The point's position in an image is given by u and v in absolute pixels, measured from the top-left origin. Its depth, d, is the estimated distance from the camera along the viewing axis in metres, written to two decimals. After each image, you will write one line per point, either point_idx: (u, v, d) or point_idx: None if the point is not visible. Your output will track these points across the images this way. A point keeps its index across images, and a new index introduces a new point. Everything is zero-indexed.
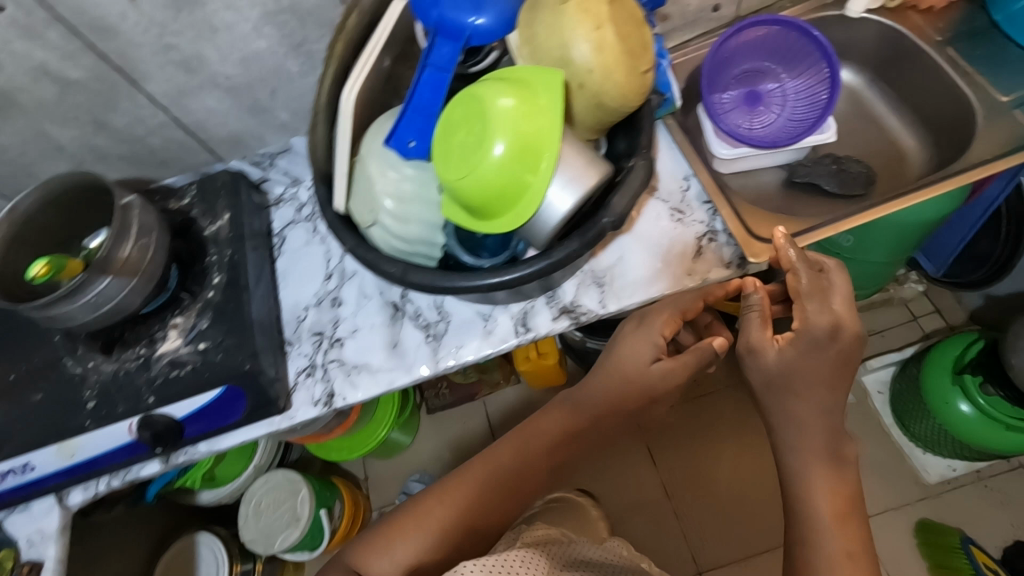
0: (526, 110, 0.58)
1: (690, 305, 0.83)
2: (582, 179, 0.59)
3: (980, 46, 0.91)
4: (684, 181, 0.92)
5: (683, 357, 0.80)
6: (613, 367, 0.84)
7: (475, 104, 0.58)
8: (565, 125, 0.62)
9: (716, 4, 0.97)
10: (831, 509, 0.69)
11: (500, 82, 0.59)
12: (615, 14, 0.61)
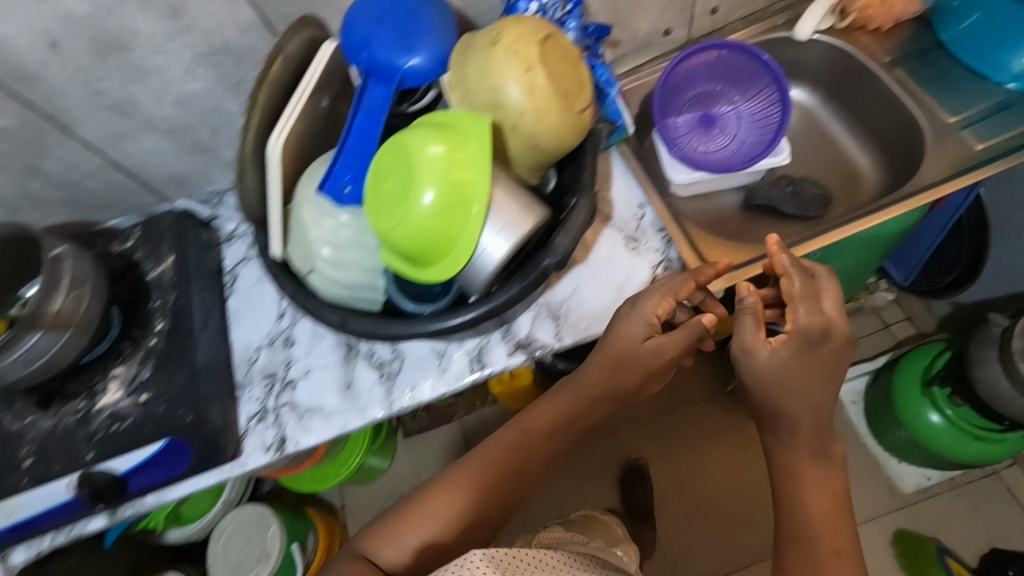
0: (455, 156, 0.56)
1: (681, 288, 0.75)
2: (517, 224, 0.58)
3: (928, 66, 0.92)
4: (639, 209, 0.91)
5: (676, 338, 0.71)
6: (611, 349, 0.75)
7: (404, 151, 0.57)
8: (500, 168, 0.61)
9: (666, 29, 0.96)
10: (824, 508, 0.63)
11: (429, 127, 0.57)
12: (547, 54, 0.60)
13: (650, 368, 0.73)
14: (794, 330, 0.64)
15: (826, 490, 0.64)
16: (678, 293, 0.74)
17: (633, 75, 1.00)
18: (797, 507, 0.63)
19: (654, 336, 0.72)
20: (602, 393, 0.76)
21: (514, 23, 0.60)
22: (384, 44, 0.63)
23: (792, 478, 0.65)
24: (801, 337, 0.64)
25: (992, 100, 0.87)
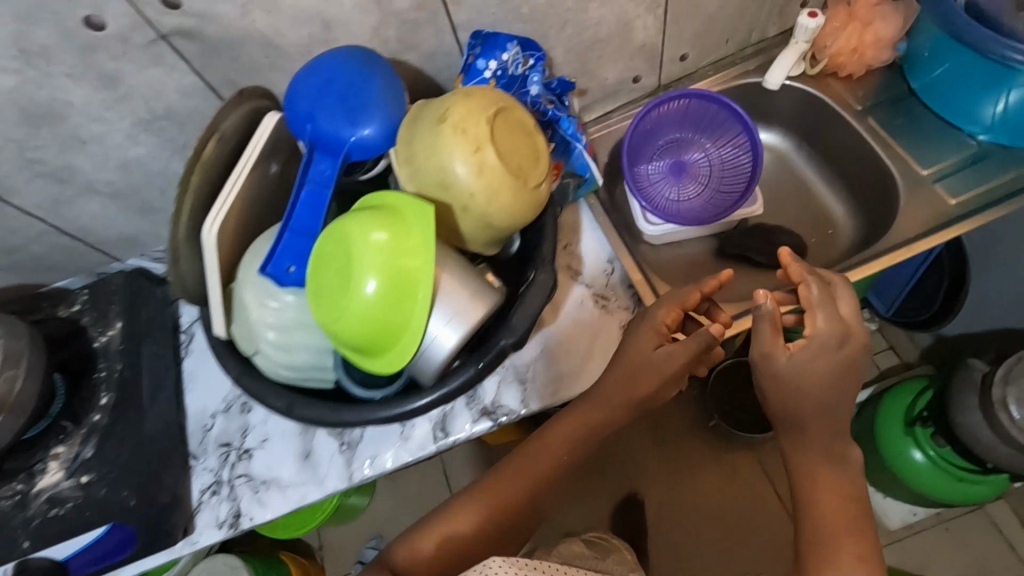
0: (399, 241, 0.53)
1: (691, 295, 0.73)
2: (467, 312, 0.55)
3: (900, 114, 0.90)
4: (609, 265, 0.89)
5: (687, 346, 0.70)
6: (629, 357, 0.73)
7: (344, 238, 0.54)
8: (450, 248, 0.58)
9: (636, 76, 0.94)
10: (844, 528, 0.55)
11: (371, 212, 0.54)
12: (499, 130, 0.57)
13: (666, 379, 0.72)
14: (814, 336, 0.60)
15: (847, 507, 0.56)
16: (686, 303, 0.74)
17: (604, 122, 0.98)
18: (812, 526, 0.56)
19: (664, 344, 0.71)
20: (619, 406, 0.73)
21: (463, 96, 0.57)
22: (328, 117, 0.60)
23: (806, 491, 0.59)
24: (820, 344, 0.59)
25: (964, 152, 0.85)
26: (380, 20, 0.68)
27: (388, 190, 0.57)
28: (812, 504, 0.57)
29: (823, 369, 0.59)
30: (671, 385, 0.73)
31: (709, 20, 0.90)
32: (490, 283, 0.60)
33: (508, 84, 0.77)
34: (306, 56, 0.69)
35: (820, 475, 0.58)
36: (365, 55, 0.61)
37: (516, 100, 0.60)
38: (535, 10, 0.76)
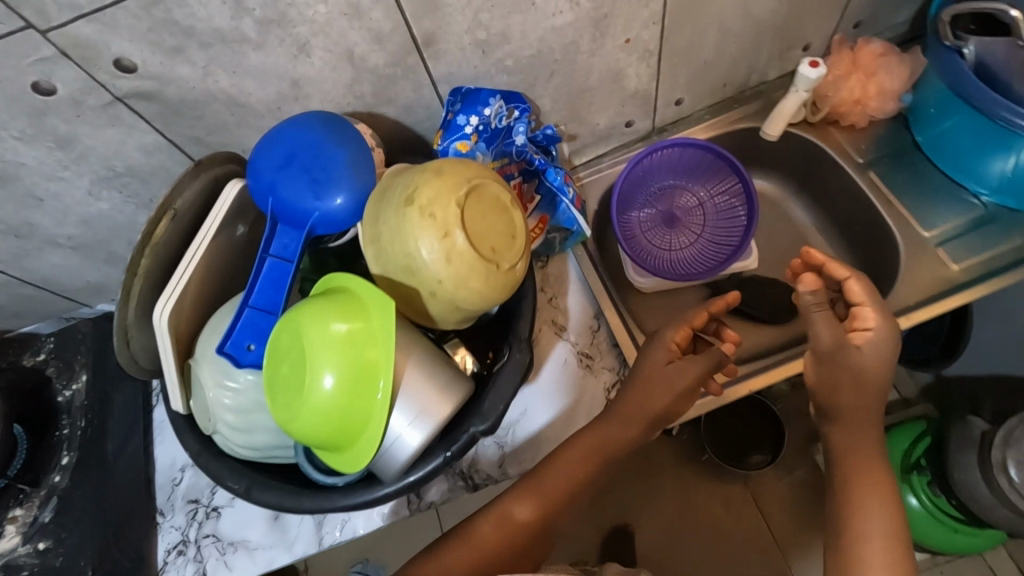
0: (360, 329, 0.51)
1: (697, 315, 0.75)
2: (431, 410, 0.52)
3: (903, 169, 0.86)
4: (595, 320, 0.85)
5: (700, 362, 0.72)
6: (648, 370, 0.73)
7: (298, 330, 0.50)
8: (414, 338, 0.54)
9: (628, 121, 0.90)
10: (883, 526, 0.57)
11: (327, 302, 0.51)
12: (470, 210, 0.53)
13: (679, 395, 0.71)
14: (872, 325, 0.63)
15: (888, 506, 0.58)
16: (693, 322, 0.75)
17: (595, 167, 0.94)
18: (851, 527, 0.58)
19: (676, 359, 0.72)
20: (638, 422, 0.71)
21: (433, 174, 0.53)
22: (291, 187, 0.56)
23: (844, 490, 0.60)
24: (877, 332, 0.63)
25: (968, 214, 0.82)
26: (354, 77, 0.65)
27: (346, 275, 0.54)
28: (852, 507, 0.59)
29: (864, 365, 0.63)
30: (685, 404, 0.73)
31: (706, 67, 0.86)
32: (463, 371, 0.61)
33: (491, 139, 0.74)
34: (276, 113, 0.65)
35: (858, 478, 0.60)
36: (331, 121, 0.57)
37: (491, 173, 0.57)
38: (520, 63, 0.72)
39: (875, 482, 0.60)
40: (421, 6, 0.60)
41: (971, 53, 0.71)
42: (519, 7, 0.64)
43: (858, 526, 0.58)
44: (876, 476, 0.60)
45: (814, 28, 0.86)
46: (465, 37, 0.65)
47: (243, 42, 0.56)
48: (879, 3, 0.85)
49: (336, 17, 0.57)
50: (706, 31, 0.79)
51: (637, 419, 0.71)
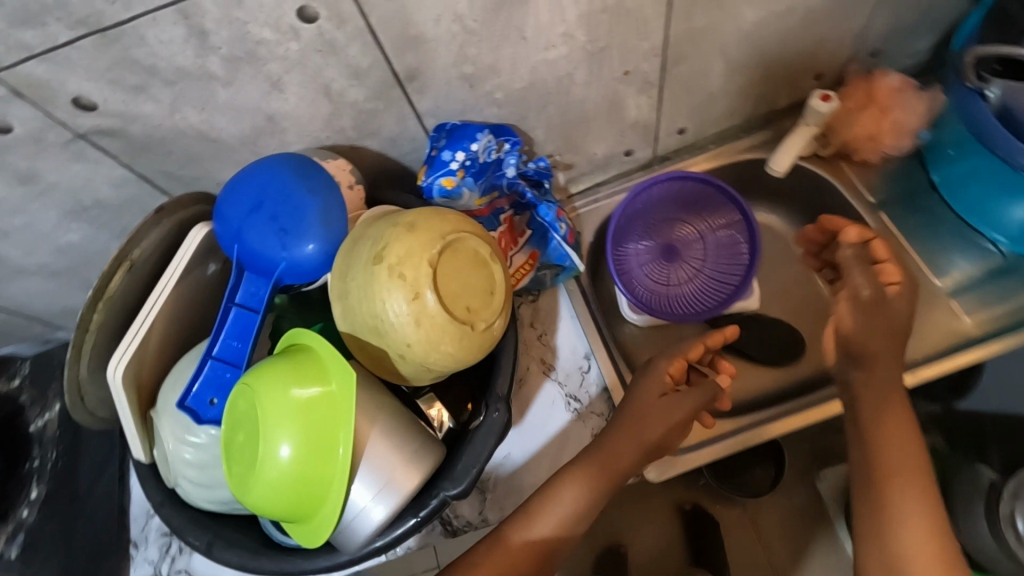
0: (321, 393, 0.47)
1: (693, 348, 0.72)
2: (396, 483, 0.49)
3: (916, 210, 0.82)
4: (586, 360, 0.82)
5: (694, 398, 0.69)
6: (642, 406, 0.68)
7: (252, 396, 0.47)
8: (381, 404, 0.52)
9: (628, 149, 0.86)
10: (910, 470, 0.59)
11: (285, 365, 0.48)
12: (443, 269, 0.50)
13: (669, 434, 0.68)
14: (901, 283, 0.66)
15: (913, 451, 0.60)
16: (689, 354, 0.72)
17: (592, 197, 0.90)
18: (879, 469, 0.60)
19: (671, 394, 0.69)
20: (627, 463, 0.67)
21: (404, 230, 0.50)
22: (259, 236, 0.53)
23: (872, 436, 0.61)
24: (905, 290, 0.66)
25: (982, 263, 0.78)
26: (333, 111, 0.61)
27: (308, 334, 0.50)
28: (881, 455, 0.60)
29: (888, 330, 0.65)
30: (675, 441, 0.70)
31: (711, 96, 0.81)
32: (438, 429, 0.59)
33: (479, 173, 0.70)
34: (250, 147, 0.62)
35: (888, 425, 0.61)
36: (304, 164, 0.54)
37: (468, 225, 0.53)
38: (510, 95, 0.68)
39: (902, 426, 0.61)
40: (401, 42, 0.56)
41: (995, 97, 0.66)
42: (508, 41, 0.60)
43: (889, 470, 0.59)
44: (903, 421, 0.61)
45: (829, 56, 0.81)
46: (450, 71, 0.61)
47: (210, 79, 0.53)
48: (899, 30, 0.80)
49: (310, 54, 0.54)
50: (711, 61, 0.74)
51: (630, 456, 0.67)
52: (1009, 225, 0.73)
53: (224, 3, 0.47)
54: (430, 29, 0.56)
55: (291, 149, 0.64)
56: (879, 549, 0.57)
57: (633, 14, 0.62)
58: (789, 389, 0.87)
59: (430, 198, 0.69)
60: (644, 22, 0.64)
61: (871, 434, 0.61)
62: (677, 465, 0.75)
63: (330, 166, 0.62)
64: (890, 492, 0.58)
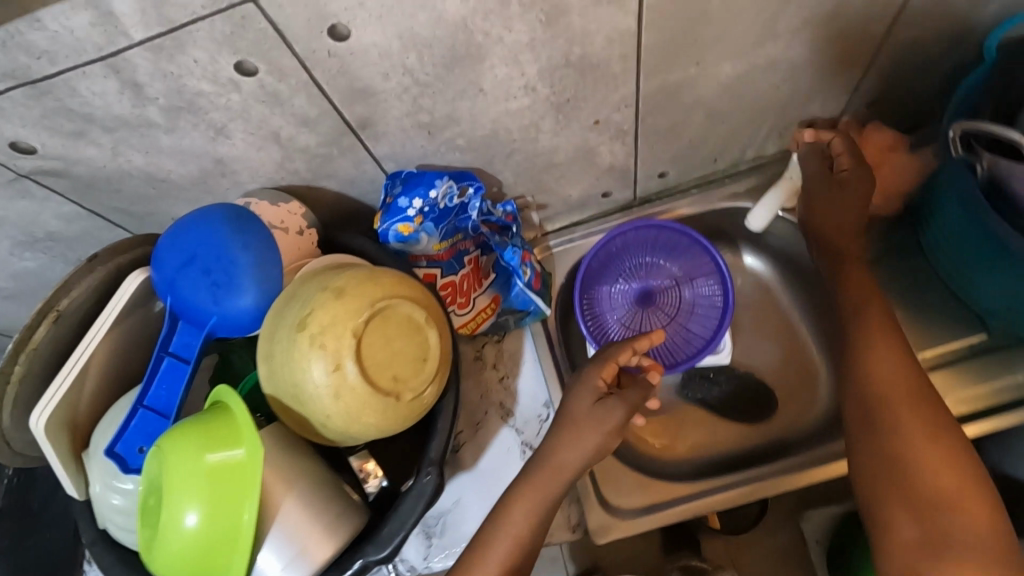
0: (229, 461, 0.47)
1: (622, 351, 0.68)
2: (308, 552, 0.49)
3: (902, 274, 0.78)
4: (544, 409, 0.80)
5: (628, 403, 0.66)
6: (579, 444, 0.65)
7: (163, 459, 0.47)
8: (299, 473, 0.51)
9: (605, 191, 0.84)
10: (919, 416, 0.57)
11: (196, 431, 0.47)
12: (370, 337, 0.49)
13: (605, 442, 0.65)
14: (851, 166, 0.68)
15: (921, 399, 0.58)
16: (619, 357, 0.68)
17: (566, 236, 0.88)
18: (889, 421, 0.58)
19: (605, 399, 0.66)
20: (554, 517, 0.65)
21: (331, 296, 0.49)
22: (193, 290, 0.53)
23: (877, 392, 0.59)
24: (856, 173, 0.68)
25: (963, 336, 0.74)
26: (283, 156, 0.60)
27: (227, 394, 0.49)
28: (886, 413, 0.58)
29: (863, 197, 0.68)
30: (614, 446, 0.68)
31: (692, 144, 0.78)
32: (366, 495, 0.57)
33: (440, 219, 0.68)
34: (201, 188, 0.61)
35: (890, 381, 0.59)
36: (244, 218, 0.53)
37: (403, 289, 0.52)
38: (473, 142, 0.66)
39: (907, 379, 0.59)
40: (350, 94, 0.54)
41: (984, 171, 0.61)
42: (465, 94, 0.58)
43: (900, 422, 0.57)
44: (900, 376, 0.59)
45: (820, 107, 0.77)
46: (405, 120, 0.59)
47: (150, 126, 0.52)
48: (896, 84, 0.76)
49: (253, 105, 0.52)
50: (690, 111, 0.71)
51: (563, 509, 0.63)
52: (991, 303, 0.70)
53: (155, 58, 0.46)
54: (379, 83, 0.54)
55: (243, 189, 0.63)
56: (901, 498, 0.55)
57: (599, 69, 0.60)
58: (756, 450, 0.84)
59: (386, 243, 0.68)
60: (612, 77, 0.61)
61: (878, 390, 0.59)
62: (616, 529, 0.72)
63: (281, 210, 0.61)
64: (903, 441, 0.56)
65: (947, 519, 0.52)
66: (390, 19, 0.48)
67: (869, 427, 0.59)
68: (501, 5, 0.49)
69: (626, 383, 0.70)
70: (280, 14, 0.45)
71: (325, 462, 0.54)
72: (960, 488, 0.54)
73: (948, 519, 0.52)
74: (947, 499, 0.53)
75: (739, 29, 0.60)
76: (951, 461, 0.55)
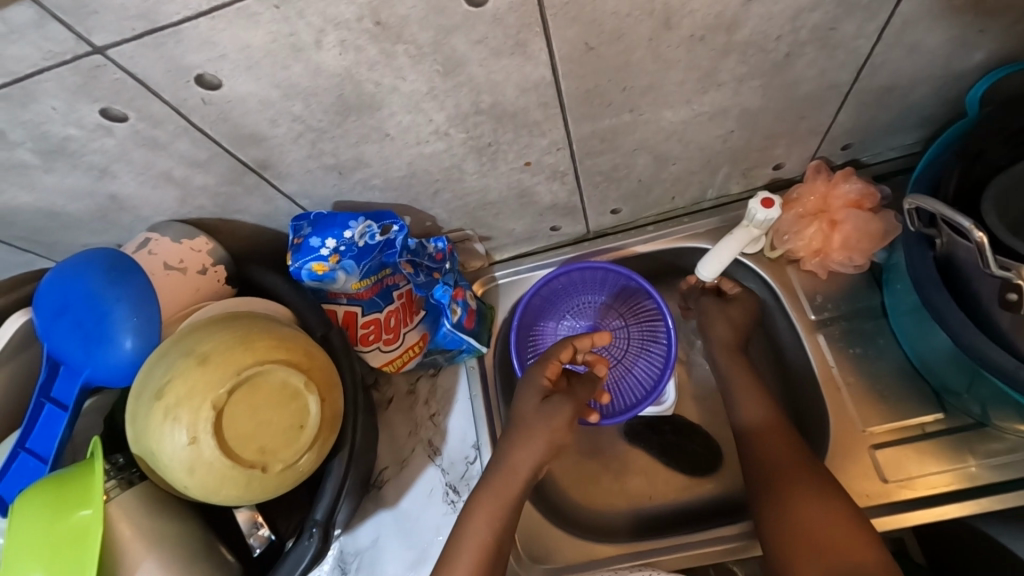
0: (76, 522, 0.46)
1: (563, 349, 0.69)
2: None
3: (859, 340, 0.73)
4: (472, 450, 0.76)
5: (576, 396, 0.67)
6: (486, 504, 0.62)
7: (17, 519, 0.47)
8: (161, 540, 0.50)
9: (553, 226, 0.78)
10: (808, 482, 0.60)
11: (48, 489, 0.47)
12: (234, 408, 0.47)
13: (556, 440, 0.65)
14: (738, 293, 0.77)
15: (805, 474, 0.61)
16: (560, 355, 0.69)
17: (512, 268, 0.84)
18: (783, 498, 0.60)
19: (551, 397, 0.66)
20: (494, 551, 0.60)
21: (194, 363, 0.47)
22: (71, 339, 0.52)
23: (769, 460, 0.64)
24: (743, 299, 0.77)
25: (920, 411, 0.68)
26: (183, 194, 0.57)
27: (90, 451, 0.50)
28: (783, 484, 0.61)
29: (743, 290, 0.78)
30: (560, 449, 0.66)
31: (644, 185, 0.72)
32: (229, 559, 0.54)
33: (360, 257, 0.63)
34: (101, 222, 0.59)
35: (775, 460, 0.64)
36: (120, 268, 0.53)
37: (280, 352, 0.50)
38: (391, 182, 0.61)
39: (794, 455, 0.63)
40: (238, 138, 0.51)
41: (942, 245, 0.56)
42: (369, 139, 0.54)
43: (788, 497, 0.60)
44: (791, 451, 0.64)
45: (789, 151, 0.70)
46: (310, 162, 0.56)
47: (27, 167, 0.50)
48: (875, 128, 0.68)
49: (132, 148, 0.50)
50: (634, 156, 0.65)
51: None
52: (945, 381, 0.65)
53: (7, 106, 0.44)
54: (268, 129, 0.50)
55: (149, 223, 0.60)
56: (803, 557, 0.56)
57: (517, 116, 0.55)
58: (698, 506, 0.79)
59: (300, 282, 0.64)
60: (535, 124, 0.56)
61: (770, 472, 0.63)
62: None
63: (182, 247, 0.58)
64: (785, 492, 0.61)
65: (843, 561, 0.53)
66: (262, 70, 0.44)
67: (770, 494, 0.62)
68: (387, 56, 0.45)
69: (574, 381, 0.70)
70: (134, 66, 0.42)
71: (189, 523, 0.52)
72: (849, 535, 0.55)
73: (845, 561, 0.53)
74: (840, 547, 0.55)
75: (673, 79, 0.54)
76: (836, 510, 0.57)
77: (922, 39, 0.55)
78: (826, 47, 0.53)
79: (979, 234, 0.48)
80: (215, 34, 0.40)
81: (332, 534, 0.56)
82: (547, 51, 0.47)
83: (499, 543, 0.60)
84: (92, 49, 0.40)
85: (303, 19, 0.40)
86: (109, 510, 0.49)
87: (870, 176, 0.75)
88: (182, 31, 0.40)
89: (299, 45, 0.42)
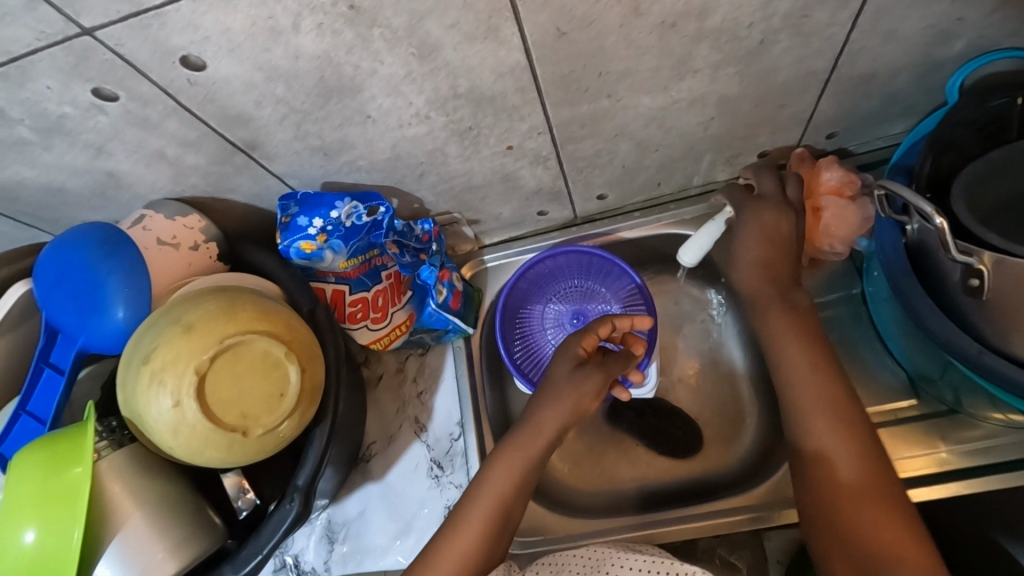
0: (61, 477, 0.49)
1: (603, 324, 0.69)
2: (143, 554, 0.51)
3: (835, 327, 0.74)
4: (458, 428, 0.79)
5: (607, 369, 0.68)
6: (503, 465, 0.64)
7: (11, 483, 0.50)
8: (143, 495, 0.53)
9: (540, 211, 0.80)
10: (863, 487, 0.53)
11: (34, 452, 0.50)
12: (216, 374, 0.50)
13: (582, 406, 0.67)
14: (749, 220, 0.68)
15: (840, 424, 0.56)
16: (599, 330, 0.69)
17: (501, 251, 0.86)
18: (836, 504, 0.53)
19: (584, 367, 0.67)
20: (501, 517, 0.61)
21: (180, 331, 0.50)
22: (65, 309, 0.56)
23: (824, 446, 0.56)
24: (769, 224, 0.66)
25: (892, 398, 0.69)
26: (176, 173, 0.60)
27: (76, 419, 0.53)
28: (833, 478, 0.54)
29: (764, 231, 0.66)
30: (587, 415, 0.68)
31: (628, 171, 0.73)
32: (215, 522, 0.58)
33: (347, 237, 0.66)
34: (101, 199, 0.62)
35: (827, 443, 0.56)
36: (113, 242, 0.56)
37: (263, 323, 0.52)
38: (377, 164, 0.63)
39: (851, 441, 0.55)
40: (226, 119, 0.53)
41: (912, 232, 0.57)
42: (351, 122, 0.55)
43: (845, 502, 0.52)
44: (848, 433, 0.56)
45: (773, 138, 0.70)
46: (296, 144, 0.58)
47: (27, 144, 0.53)
48: (858, 116, 0.68)
49: (125, 127, 0.52)
50: (616, 141, 0.66)
51: (474, 548, 0.59)
52: (915, 363, 0.67)
53: (6, 85, 0.47)
54: (253, 110, 0.52)
55: (145, 201, 0.63)
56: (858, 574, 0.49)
57: (495, 101, 0.56)
58: (679, 488, 0.80)
59: (289, 260, 0.66)
60: (513, 109, 0.58)
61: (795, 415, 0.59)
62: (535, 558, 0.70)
63: (176, 223, 0.61)
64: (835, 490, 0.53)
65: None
66: (244, 53, 0.46)
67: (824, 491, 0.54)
68: (363, 40, 0.46)
69: (609, 356, 0.71)
70: (121, 47, 0.44)
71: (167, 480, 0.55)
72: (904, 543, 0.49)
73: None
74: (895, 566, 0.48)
75: (646, 64, 0.55)
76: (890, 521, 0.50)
77: (897, 29, 0.55)
78: (800, 34, 0.54)
79: (939, 219, 0.50)
80: (197, 17, 0.42)
81: (312, 500, 0.58)
82: (520, 36, 0.49)
83: (508, 509, 0.62)
84: (82, 29, 0.42)
85: (279, 3, 0.42)
86: (98, 468, 0.52)
87: (856, 165, 0.75)
88: (165, 14, 0.42)
89: (278, 28, 0.44)
